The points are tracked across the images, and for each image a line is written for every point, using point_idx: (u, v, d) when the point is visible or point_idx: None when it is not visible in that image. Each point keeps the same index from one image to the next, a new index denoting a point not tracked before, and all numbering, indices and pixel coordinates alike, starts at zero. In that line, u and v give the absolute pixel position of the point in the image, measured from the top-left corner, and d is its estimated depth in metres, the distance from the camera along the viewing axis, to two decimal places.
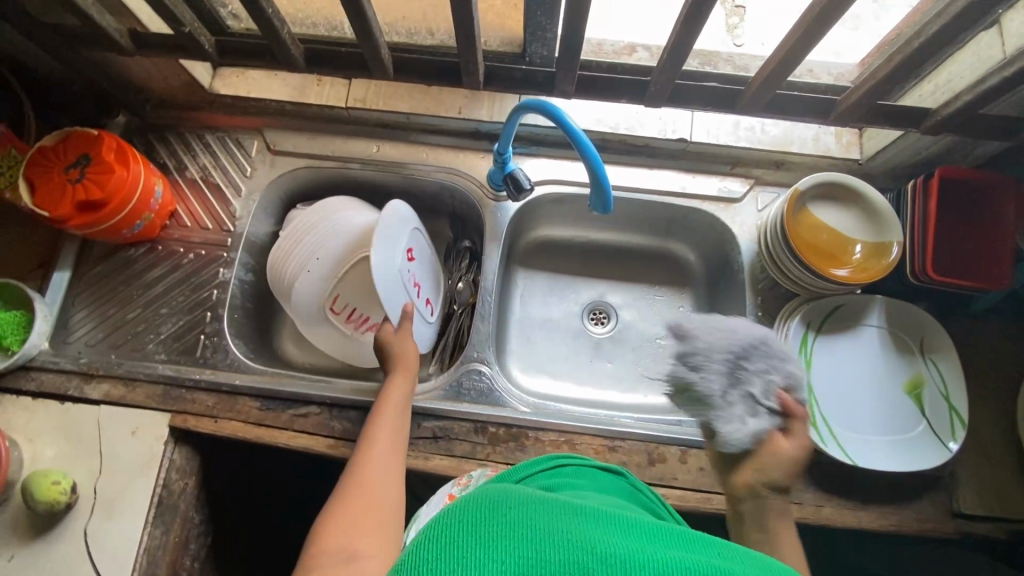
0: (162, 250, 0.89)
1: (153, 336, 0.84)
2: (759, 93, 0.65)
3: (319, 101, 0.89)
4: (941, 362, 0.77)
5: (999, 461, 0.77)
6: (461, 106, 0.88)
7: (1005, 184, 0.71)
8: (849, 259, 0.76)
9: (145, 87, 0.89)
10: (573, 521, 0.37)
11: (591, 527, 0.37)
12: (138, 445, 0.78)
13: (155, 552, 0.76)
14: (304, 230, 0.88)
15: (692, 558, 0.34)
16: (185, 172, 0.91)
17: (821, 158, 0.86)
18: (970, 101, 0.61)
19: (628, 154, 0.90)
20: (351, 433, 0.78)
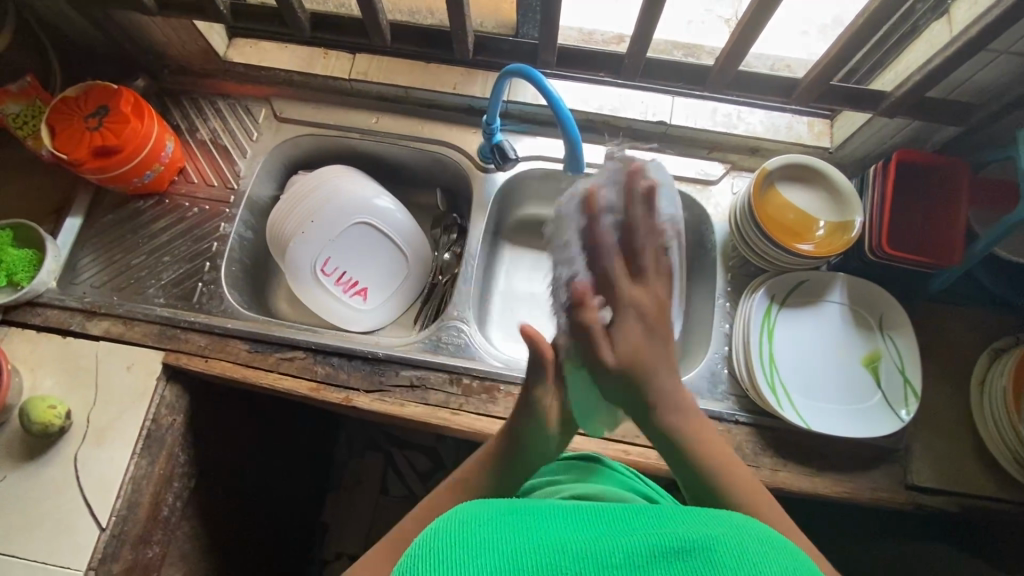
0: (169, 203, 0.94)
1: (154, 281, 0.90)
2: (723, 70, 0.73)
3: (325, 72, 0.96)
4: (897, 338, 0.81)
5: (953, 437, 0.79)
6: (456, 83, 0.94)
7: (958, 169, 0.76)
8: (813, 236, 0.81)
9: (165, 53, 0.96)
10: (549, 524, 0.42)
11: (565, 527, 0.42)
12: (132, 380, 0.83)
13: (140, 481, 0.80)
14: (302, 195, 0.92)
15: (658, 536, 0.39)
16: (196, 133, 0.97)
17: (793, 146, 0.90)
18: (920, 80, 0.67)
19: (611, 135, 0.95)
20: (332, 378, 0.82)
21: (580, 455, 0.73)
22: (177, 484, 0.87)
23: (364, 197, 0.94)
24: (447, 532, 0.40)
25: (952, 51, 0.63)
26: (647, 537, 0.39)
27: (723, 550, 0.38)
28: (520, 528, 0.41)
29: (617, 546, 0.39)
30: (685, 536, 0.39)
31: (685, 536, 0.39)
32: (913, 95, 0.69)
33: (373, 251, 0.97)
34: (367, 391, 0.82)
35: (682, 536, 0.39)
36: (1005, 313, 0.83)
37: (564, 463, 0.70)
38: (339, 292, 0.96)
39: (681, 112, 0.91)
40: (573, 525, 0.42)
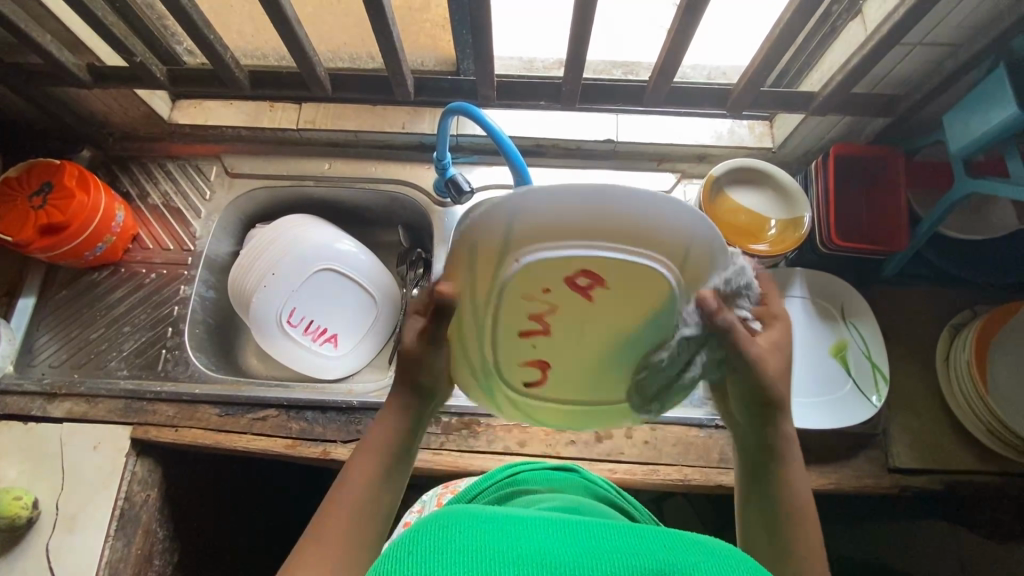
0: (125, 272, 0.93)
1: (115, 354, 0.88)
2: (657, 87, 0.76)
3: (272, 124, 0.96)
4: (861, 326, 0.82)
5: (928, 415, 0.80)
6: (404, 122, 0.95)
7: (892, 157, 0.79)
8: (766, 235, 0.82)
9: (108, 122, 0.95)
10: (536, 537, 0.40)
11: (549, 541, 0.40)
12: (99, 459, 0.80)
13: (117, 564, 0.77)
14: (262, 247, 0.92)
15: (638, 556, 0.38)
16: (147, 199, 0.96)
17: (738, 150, 0.93)
18: (843, 79, 0.70)
19: (562, 157, 0.96)
20: (308, 433, 0.81)
21: (554, 469, 0.69)
22: (158, 561, 0.84)
23: (323, 244, 0.93)
24: (423, 540, 0.38)
25: (868, 49, 0.66)
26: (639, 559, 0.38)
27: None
28: (492, 543, 0.38)
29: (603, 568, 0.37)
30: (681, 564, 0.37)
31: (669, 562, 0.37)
32: (839, 92, 0.72)
33: (340, 297, 0.96)
34: (345, 442, 0.80)
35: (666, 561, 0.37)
36: (959, 288, 0.85)
37: (537, 473, 0.67)
38: (309, 341, 0.95)
39: (627, 128, 0.94)
40: (544, 540, 0.39)
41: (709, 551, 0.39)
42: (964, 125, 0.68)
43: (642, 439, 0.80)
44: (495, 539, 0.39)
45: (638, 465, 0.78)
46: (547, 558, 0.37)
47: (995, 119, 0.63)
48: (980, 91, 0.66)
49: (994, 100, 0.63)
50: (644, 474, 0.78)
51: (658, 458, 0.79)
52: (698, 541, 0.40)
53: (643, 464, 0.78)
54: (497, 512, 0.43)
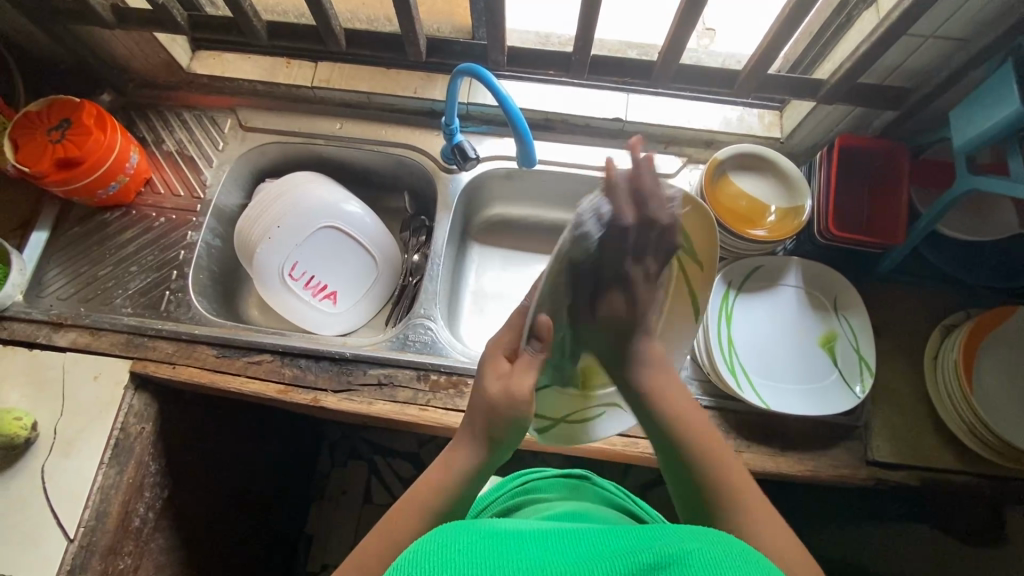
0: (135, 214, 0.95)
1: (121, 291, 0.90)
2: (665, 65, 0.76)
3: (287, 81, 0.98)
4: (852, 318, 0.83)
5: (911, 412, 0.81)
6: (416, 87, 0.97)
7: (898, 150, 0.79)
8: (764, 222, 0.83)
9: (129, 67, 0.98)
10: (531, 549, 0.43)
11: (543, 553, 0.43)
12: (99, 389, 0.83)
13: (108, 490, 0.80)
14: (269, 200, 0.94)
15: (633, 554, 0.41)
16: (162, 145, 0.99)
17: (745, 137, 0.93)
18: (851, 67, 0.70)
19: (569, 133, 0.97)
20: (300, 380, 0.83)
21: (565, 476, 0.73)
22: (148, 494, 0.87)
23: (328, 202, 0.95)
24: (426, 559, 0.41)
25: (878, 35, 0.66)
26: (624, 558, 0.41)
27: (698, 560, 0.39)
28: (497, 553, 0.42)
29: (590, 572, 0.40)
30: (662, 551, 0.40)
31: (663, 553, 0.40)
32: (847, 80, 0.72)
33: (341, 255, 0.98)
34: (335, 391, 0.82)
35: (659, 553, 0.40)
36: (955, 288, 0.85)
37: (546, 482, 0.71)
38: (308, 296, 0.97)
39: (636, 108, 0.94)
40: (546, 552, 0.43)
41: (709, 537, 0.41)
42: (967, 121, 0.68)
43: None
44: (493, 555, 0.42)
45: (618, 437, 0.80)
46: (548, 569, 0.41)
47: (1000, 116, 0.63)
48: (986, 87, 0.66)
49: (1000, 97, 0.63)
50: (623, 446, 0.79)
51: (638, 431, 0.80)
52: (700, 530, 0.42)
53: (622, 436, 0.80)
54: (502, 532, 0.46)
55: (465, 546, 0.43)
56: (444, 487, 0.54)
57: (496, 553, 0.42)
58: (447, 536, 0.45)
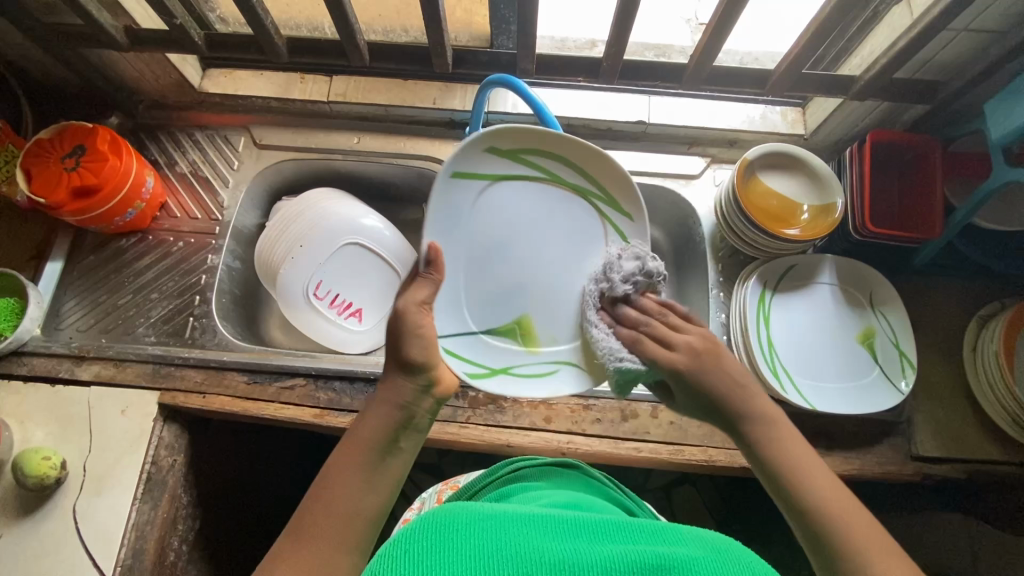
0: (152, 239, 0.93)
1: (143, 320, 0.88)
2: (698, 67, 0.75)
3: (302, 96, 0.95)
4: (889, 314, 0.82)
5: (953, 405, 0.81)
6: (435, 98, 0.95)
7: (931, 147, 0.78)
8: (798, 221, 0.82)
9: (138, 89, 0.95)
10: (531, 528, 0.43)
11: (544, 534, 0.43)
12: (128, 423, 0.80)
13: (144, 527, 0.78)
14: (290, 218, 0.92)
15: (637, 551, 0.41)
16: (175, 167, 0.96)
17: (770, 136, 0.93)
18: (886, 64, 0.70)
19: (591, 138, 0.96)
20: (335, 403, 0.81)
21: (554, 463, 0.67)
22: (182, 526, 0.85)
23: (350, 218, 0.93)
24: (428, 535, 0.41)
25: (916, 31, 0.66)
26: (625, 551, 0.41)
27: (705, 568, 0.40)
28: (494, 537, 0.42)
29: (593, 561, 0.40)
30: (663, 551, 0.41)
31: (668, 556, 0.40)
32: (882, 76, 0.72)
33: (364, 272, 0.96)
34: None
35: (665, 556, 0.40)
36: (987, 279, 0.85)
37: (536, 469, 0.66)
38: (333, 315, 0.95)
39: (659, 111, 0.93)
40: (548, 534, 0.43)
41: (708, 547, 0.42)
42: (1006, 114, 0.68)
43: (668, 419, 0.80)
44: (489, 537, 0.42)
45: (663, 445, 0.79)
46: (550, 554, 0.40)
47: None
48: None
49: None
50: (668, 454, 0.78)
51: (683, 438, 0.79)
52: (701, 537, 0.43)
53: (668, 444, 0.79)
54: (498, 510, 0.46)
55: (465, 524, 0.43)
56: (361, 442, 0.51)
57: (497, 532, 0.42)
58: (443, 512, 0.45)
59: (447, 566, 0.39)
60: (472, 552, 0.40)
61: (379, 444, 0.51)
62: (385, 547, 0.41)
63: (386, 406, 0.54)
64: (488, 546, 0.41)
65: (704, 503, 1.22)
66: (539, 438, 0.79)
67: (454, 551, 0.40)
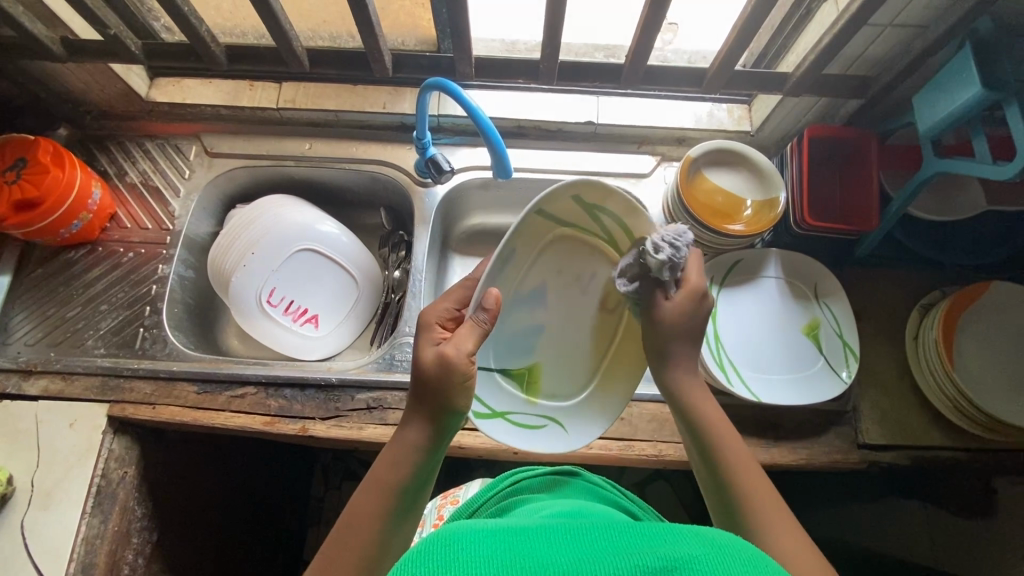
0: (102, 251, 0.92)
1: (92, 332, 0.87)
2: (634, 67, 0.76)
3: (251, 104, 0.95)
4: (833, 306, 0.84)
5: (897, 393, 0.82)
6: (385, 102, 0.95)
7: (867, 140, 0.80)
8: (741, 216, 0.84)
9: (85, 99, 0.95)
10: (532, 547, 0.43)
11: (549, 548, 0.43)
12: (76, 437, 0.80)
13: (93, 541, 0.77)
14: (241, 226, 0.91)
15: (640, 555, 0.41)
16: (125, 177, 0.96)
17: (716, 133, 0.94)
18: (814, 60, 0.71)
19: (543, 139, 0.97)
20: (286, 411, 0.81)
21: (554, 474, 0.71)
22: (136, 539, 0.84)
23: (302, 225, 0.93)
24: (433, 557, 0.42)
25: (839, 27, 0.67)
26: (628, 557, 0.41)
27: (704, 565, 0.39)
28: (498, 553, 0.42)
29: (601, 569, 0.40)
30: (663, 555, 0.40)
31: (667, 557, 0.40)
32: (811, 72, 0.73)
33: (319, 278, 0.96)
34: (323, 418, 0.80)
35: (664, 557, 0.40)
36: (932, 268, 0.87)
37: (535, 478, 0.70)
38: (288, 322, 0.95)
39: (607, 111, 0.94)
40: (549, 546, 0.43)
41: (709, 544, 0.41)
42: (932, 104, 0.69)
43: (618, 416, 0.81)
44: (491, 552, 0.42)
45: (613, 441, 0.80)
46: (553, 565, 0.40)
47: (963, 99, 0.64)
48: (947, 71, 0.67)
49: (959, 81, 0.65)
50: (618, 451, 0.79)
51: (632, 434, 0.80)
52: (702, 535, 0.43)
53: (617, 440, 0.80)
54: (500, 527, 0.47)
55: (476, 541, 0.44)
56: (379, 483, 0.52)
57: (497, 550, 0.42)
58: (450, 534, 0.45)
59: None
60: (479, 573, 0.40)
61: (400, 489, 0.52)
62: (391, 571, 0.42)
63: (411, 450, 0.53)
64: (493, 566, 0.40)
65: (675, 498, 1.23)
66: (490, 438, 0.79)
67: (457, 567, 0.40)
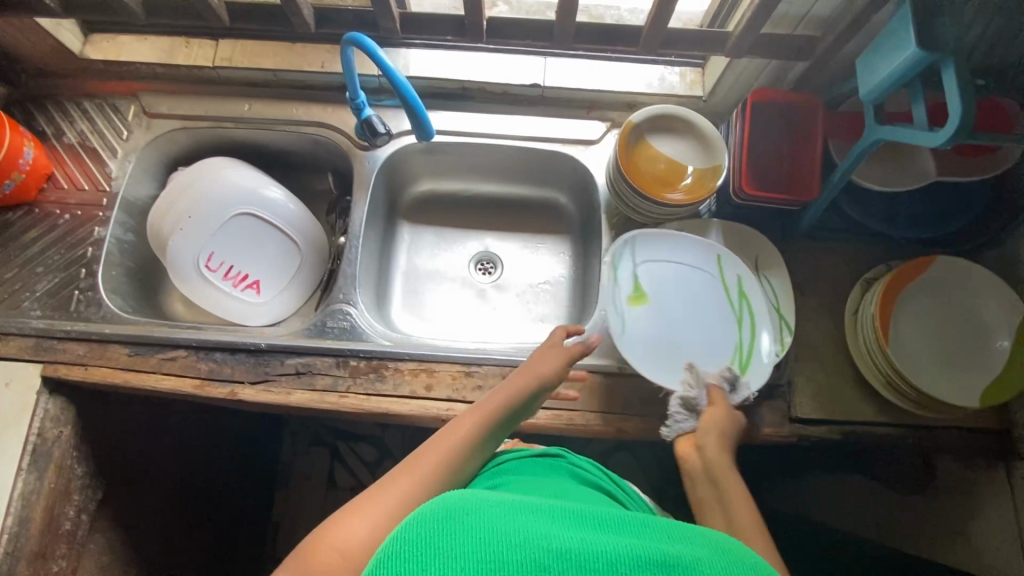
0: (39, 212, 0.91)
1: (28, 294, 0.87)
2: (564, 24, 0.73)
3: (187, 61, 0.92)
4: (774, 277, 0.82)
5: (834, 368, 0.81)
6: (324, 61, 0.92)
7: (813, 104, 0.78)
8: (682, 184, 0.81)
9: (18, 56, 0.92)
10: (540, 521, 0.42)
11: (555, 526, 0.42)
12: (10, 395, 0.81)
13: (29, 496, 0.79)
14: (179, 188, 0.90)
15: (643, 547, 0.41)
16: (63, 138, 0.94)
17: (666, 97, 0.90)
18: (750, 18, 0.67)
19: (489, 102, 0.94)
20: (216, 373, 0.81)
21: (539, 455, 0.69)
22: (78, 496, 0.86)
23: (241, 187, 0.91)
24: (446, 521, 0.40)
25: None
26: (631, 546, 0.40)
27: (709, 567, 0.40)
28: (511, 526, 0.41)
29: (604, 555, 0.39)
30: (668, 550, 0.40)
31: (672, 553, 0.40)
32: (748, 31, 0.69)
33: (261, 242, 0.95)
34: (252, 382, 0.80)
35: (669, 552, 0.40)
36: (879, 242, 0.84)
37: (519, 460, 0.67)
38: (229, 286, 0.94)
39: (553, 73, 0.91)
40: (556, 525, 0.42)
41: (717, 548, 0.42)
42: (872, 66, 0.65)
43: None
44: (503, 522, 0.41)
45: (541, 410, 0.79)
46: (564, 545, 0.40)
47: (901, 60, 0.60)
48: (886, 32, 0.63)
49: (896, 40, 0.61)
50: (545, 419, 0.78)
51: (561, 403, 0.79)
52: (704, 536, 0.43)
53: (547, 409, 0.79)
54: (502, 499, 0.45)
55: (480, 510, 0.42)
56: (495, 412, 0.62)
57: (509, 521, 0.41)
58: (454, 492, 0.44)
59: (461, 555, 0.38)
60: (479, 534, 0.39)
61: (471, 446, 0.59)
62: (404, 528, 0.40)
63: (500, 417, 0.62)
64: (495, 527, 0.40)
65: (634, 469, 1.24)
66: (418, 406, 0.79)
67: (459, 540, 0.39)
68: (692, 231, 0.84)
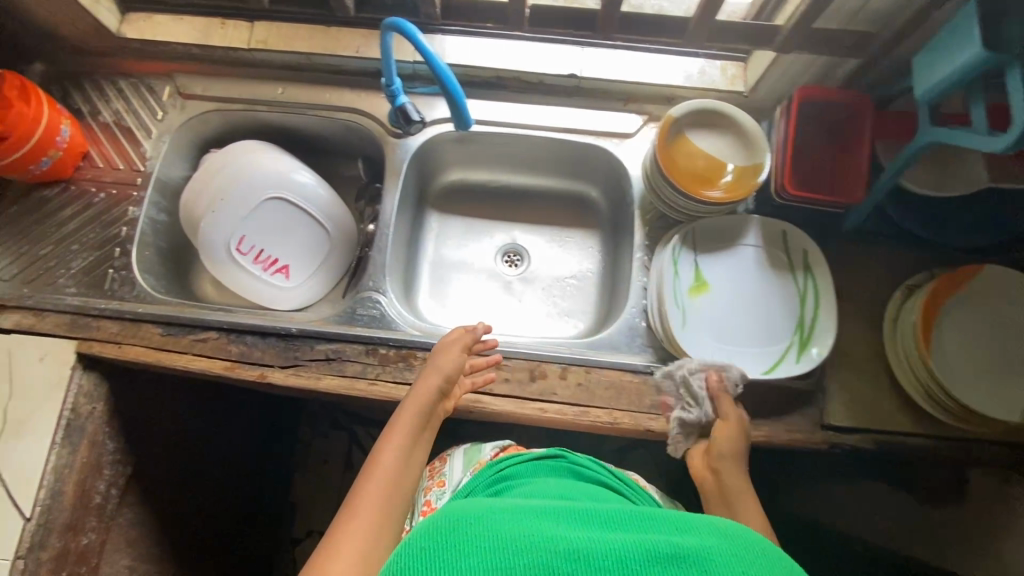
0: (74, 189, 0.92)
1: (63, 271, 0.88)
2: (608, 14, 0.71)
3: (222, 42, 0.92)
4: (815, 278, 0.80)
5: (871, 375, 0.79)
6: (359, 46, 0.91)
7: (863, 103, 0.75)
8: (722, 182, 0.79)
9: (57, 34, 0.93)
10: (542, 524, 0.45)
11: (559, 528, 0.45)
12: (46, 369, 0.82)
13: (62, 470, 0.80)
14: (213, 170, 0.90)
15: (648, 541, 0.43)
16: (99, 116, 0.95)
17: (706, 92, 0.88)
18: (803, 13, 0.65)
19: (524, 92, 0.93)
20: (246, 356, 0.81)
21: (542, 456, 0.69)
22: (109, 471, 0.87)
23: (273, 171, 0.91)
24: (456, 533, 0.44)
25: None
26: (632, 541, 0.43)
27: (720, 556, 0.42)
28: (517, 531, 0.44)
29: (607, 550, 0.42)
30: (674, 542, 0.43)
31: (678, 545, 0.42)
32: (800, 26, 0.67)
33: (290, 226, 0.95)
34: (282, 366, 0.81)
35: (676, 544, 0.42)
36: (923, 248, 0.82)
37: (521, 466, 0.67)
38: (259, 270, 0.94)
39: (591, 63, 0.89)
40: (561, 527, 0.45)
41: (719, 536, 0.44)
42: (930, 66, 0.63)
43: (576, 381, 0.79)
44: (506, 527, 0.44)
45: (569, 406, 0.78)
46: (567, 544, 0.42)
47: (964, 59, 0.58)
48: (947, 30, 0.60)
49: (958, 40, 0.59)
50: (572, 415, 0.77)
51: (589, 400, 0.78)
52: (708, 526, 0.46)
53: (575, 406, 0.78)
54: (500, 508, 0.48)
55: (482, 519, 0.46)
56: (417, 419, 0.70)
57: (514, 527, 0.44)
58: (459, 511, 0.47)
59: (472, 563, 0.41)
60: (489, 542, 0.43)
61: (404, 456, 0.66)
62: (413, 543, 0.44)
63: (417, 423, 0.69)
64: (501, 535, 0.43)
65: (654, 467, 1.23)
66: None
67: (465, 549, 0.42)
68: (730, 228, 0.83)
